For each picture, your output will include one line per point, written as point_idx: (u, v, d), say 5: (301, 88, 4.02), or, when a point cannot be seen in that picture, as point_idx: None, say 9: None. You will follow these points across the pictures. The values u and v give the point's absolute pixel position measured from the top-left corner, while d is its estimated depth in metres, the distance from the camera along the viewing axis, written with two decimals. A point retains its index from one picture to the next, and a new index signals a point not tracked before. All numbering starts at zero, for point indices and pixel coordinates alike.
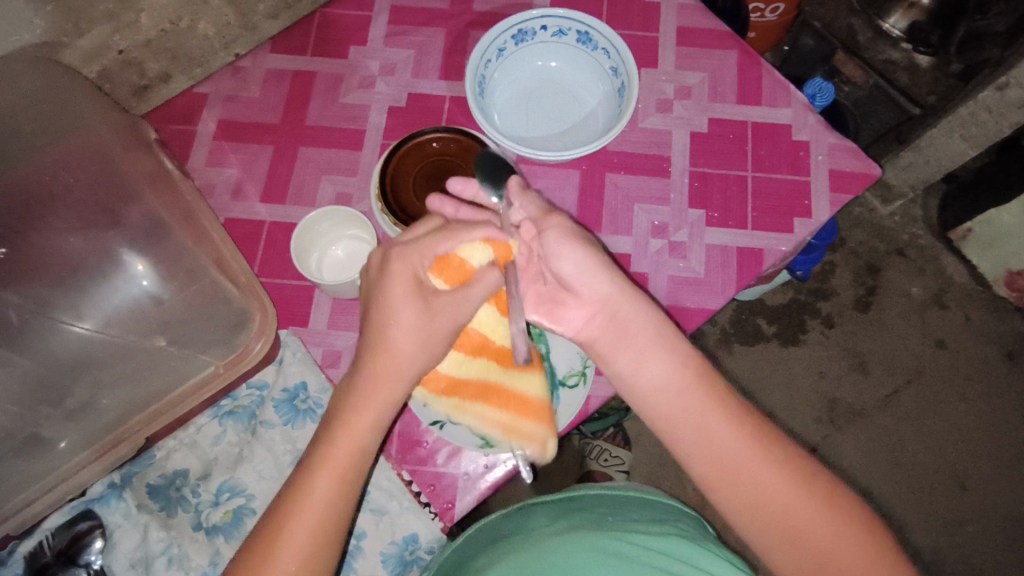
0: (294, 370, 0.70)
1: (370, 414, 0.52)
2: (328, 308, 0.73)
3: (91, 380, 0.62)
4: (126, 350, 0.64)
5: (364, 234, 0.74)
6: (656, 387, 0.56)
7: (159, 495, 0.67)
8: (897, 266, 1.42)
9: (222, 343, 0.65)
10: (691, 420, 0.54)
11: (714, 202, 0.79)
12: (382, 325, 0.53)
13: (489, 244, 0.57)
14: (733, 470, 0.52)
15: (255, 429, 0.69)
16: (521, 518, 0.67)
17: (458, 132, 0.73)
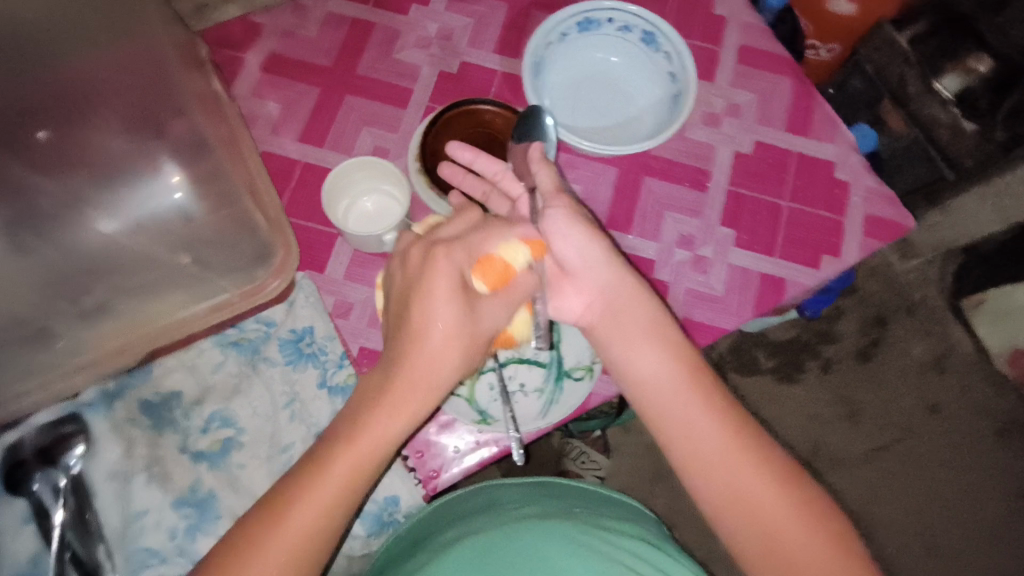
0: (304, 313, 0.70)
1: (394, 426, 0.50)
2: (347, 258, 0.74)
3: (111, 284, 0.63)
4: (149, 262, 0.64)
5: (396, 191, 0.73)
6: (647, 376, 0.57)
7: (151, 412, 0.67)
8: (903, 324, 1.43)
9: (241, 272, 0.66)
10: (664, 414, 0.56)
11: (745, 224, 0.79)
12: (422, 319, 0.51)
13: (527, 243, 0.56)
14: (711, 469, 0.53)
15: (256, 364, 0.69)
16: (488, 497, 0.68)
17: (508, 108, 0.73)
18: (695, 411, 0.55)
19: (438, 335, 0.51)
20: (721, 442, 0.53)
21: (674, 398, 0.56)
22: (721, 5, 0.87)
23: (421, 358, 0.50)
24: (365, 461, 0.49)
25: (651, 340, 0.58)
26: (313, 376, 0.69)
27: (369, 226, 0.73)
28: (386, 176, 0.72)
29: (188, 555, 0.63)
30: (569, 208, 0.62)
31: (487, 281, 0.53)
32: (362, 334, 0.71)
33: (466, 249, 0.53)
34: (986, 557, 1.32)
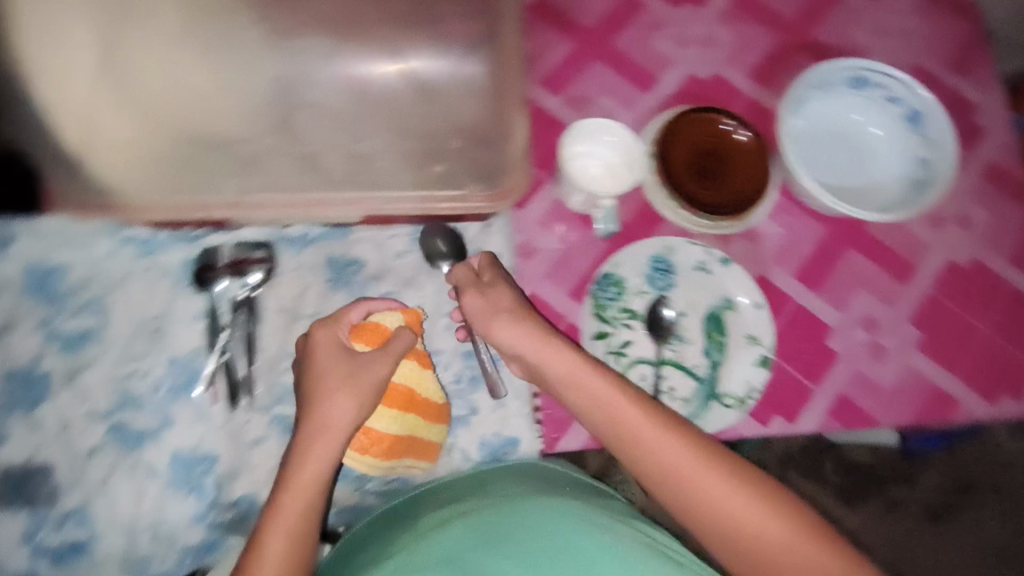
0: (496, 240, 0.73)
1: (324, 448, 0.56)
2: (547, 207, 0.75)
3: (390, 155, 0.71)
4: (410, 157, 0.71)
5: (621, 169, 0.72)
6: (582, 384, 0.59)
7: (333, 268, 0.69)
8: (986, 501, 1.31)
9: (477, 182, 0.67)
10: (658, 471, 0.54)
11: (933, 332, 0.76)
12: (313, 386, 0.58)
13: (403, 311, 0.64)
14: (697, 506, 0.52)
15: (436, 266, 0.71)
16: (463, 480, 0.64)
17: (762, 143, 0.73)
18: (672, 450, 0.54)
19: (375, 371, 0.59)
20: (693, 472, 0.53)
21: (654, 447, 0.54)
22: (986, 114, 0.84)
23: (322, 437, 0.56)
24: (321, 482, 0.55)
25: (628, 403, 0.57)
26: None
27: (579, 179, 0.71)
28: (626, 149, 0.72)
29: None
30: (487, 259, 0.68)
31: (365, 344, 0.61)
32: (538, 281, 0.73)
33: (389, 316, 0.63)
34: None
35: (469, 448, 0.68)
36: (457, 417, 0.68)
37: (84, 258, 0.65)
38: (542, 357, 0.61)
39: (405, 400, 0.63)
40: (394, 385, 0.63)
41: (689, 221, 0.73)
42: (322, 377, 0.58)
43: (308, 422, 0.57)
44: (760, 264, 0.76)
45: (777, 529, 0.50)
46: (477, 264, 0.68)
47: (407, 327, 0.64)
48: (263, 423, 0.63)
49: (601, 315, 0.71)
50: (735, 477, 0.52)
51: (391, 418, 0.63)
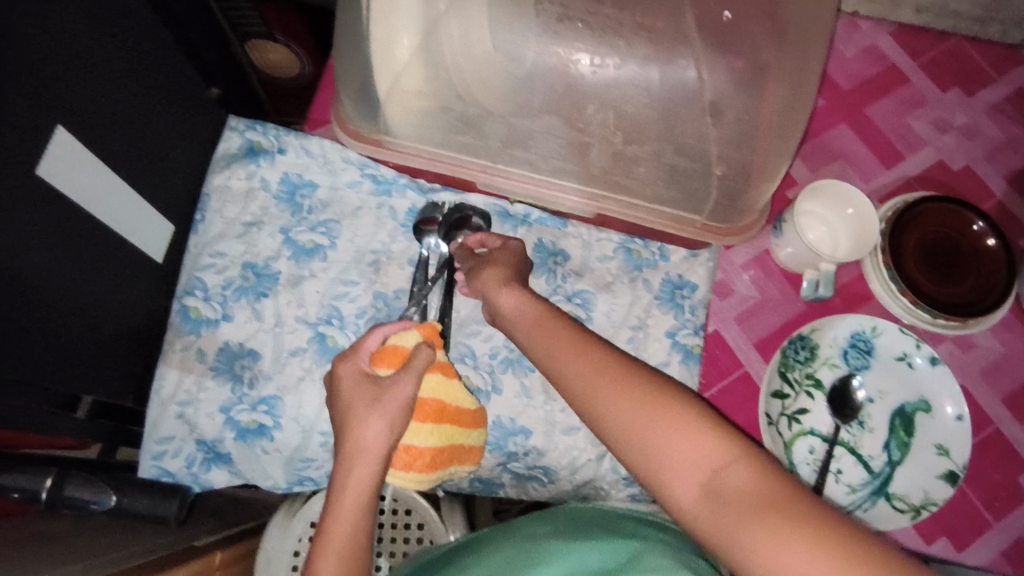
0: (699, 271, 0.72)
1: (366, 471, 0.50)
2: (755, 252, 0.74)
3: (658, 150, 0.61)
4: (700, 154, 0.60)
5: (845, 241, 0.70)
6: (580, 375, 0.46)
7: (540, 252, 0.71)
8: None
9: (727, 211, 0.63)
10: (650, 461, 0.40)
11: None
12: (342, 415, 0.53)
13: (416, 327, 0.58)
14: (706, 502, 0.38)
15: (635, 279, 0.72)
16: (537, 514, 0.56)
17: (1009, 250, 0.69)
18: (656, 439, 0.40)
19: (400, 389, 0.53)
20: (683, 454, 0.39)
21: (599, 391, 0.45)
22: None
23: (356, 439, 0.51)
24: (361, 510, 0.50)
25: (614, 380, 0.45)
26: (668, 322, 0.71)
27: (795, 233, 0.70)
28: (857, 223, 0.70)
29: (494, 379, 0.68)
30: (497, 237, 0.64)
31: (386, 367, 0.55)
32: (725, 321, 0.72)
33: (410, 336, 0.56)
34: None
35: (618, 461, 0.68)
36: None
37: (330, 182, 0.72)
38: (564, 363, 0.48)
39: (439, 413, 0.57)
40: (426, 400, 0.56)
41: (908, 309, 0.70)
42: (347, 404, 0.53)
43: (348, 416, 0.52)
44: (966, 374, 0.71)
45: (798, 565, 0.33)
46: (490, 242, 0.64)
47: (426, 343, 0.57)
48: None
49: (785, 374, 0.68)
50: (748, 478, 0.37)
51: (435, 435, 0.56)
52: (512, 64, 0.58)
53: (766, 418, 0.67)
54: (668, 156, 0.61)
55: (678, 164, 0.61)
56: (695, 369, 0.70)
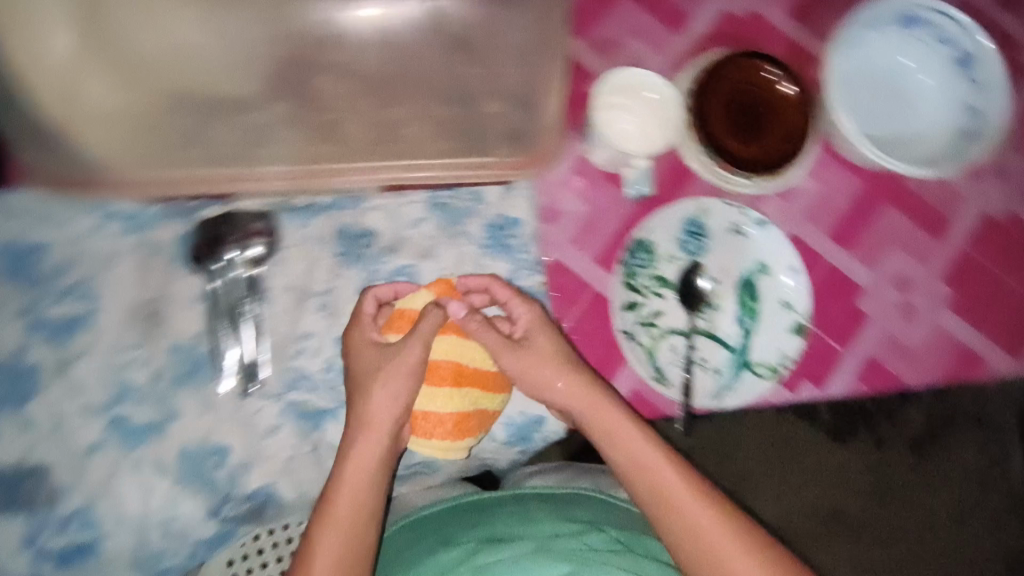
0: (518, 205, 0.67)
1: (342, 505, 0.53)
2: (572, 165, 0.69)
3: (414, 106, 0.64)
4: (460, 100, 0.64)
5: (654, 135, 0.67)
6: (519, 368, 0.60)
7: (345, 241, 0.64)
8: None
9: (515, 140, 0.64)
10: (637, 462, 0.56)
11: (966, 290, 0.74)
12: (363, 398, 0.57)
13: (428, 286, 0.61)
14: (659, 494, 0.55)
15: (454, 235, 0.66)
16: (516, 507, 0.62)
17: (801, 90, 0.68)
18: (643, 448, 0.56)
19: (377, 400, 0.57)
20: (671, 482, 0.55)
21: (549, 379, 0.60)
22: None
23: (372, 443, 0.56)
24: (362, 503, 0.53)
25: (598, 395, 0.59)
26: (504, 268, 0.67)
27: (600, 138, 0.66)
28: (660, 114, 0.67)
29: (338, 393, 0.62)
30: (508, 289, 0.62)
31: (398, 331, 0.60)
32: (562, 247, 0.67)
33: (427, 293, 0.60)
34: None
35: None
36: None
37: (63, 235, 0.62)
38: (575, 399, 0.60)
39: (451, 376, 0.59)
40: (438, 364, 0.59)
41: (723, 181, 0.68)
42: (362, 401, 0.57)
43: (344, 455, 0.56)
44: (793, 222, 0.72)
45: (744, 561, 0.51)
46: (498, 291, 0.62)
47: (440, 297, 0.60)
48: (276, 412, 0.60)
49: (631, 284, 0.67)
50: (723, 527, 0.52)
51: (454, 399, 0.60)
52: (233, 46, 0.64)
53: (624, 334, 0.67)
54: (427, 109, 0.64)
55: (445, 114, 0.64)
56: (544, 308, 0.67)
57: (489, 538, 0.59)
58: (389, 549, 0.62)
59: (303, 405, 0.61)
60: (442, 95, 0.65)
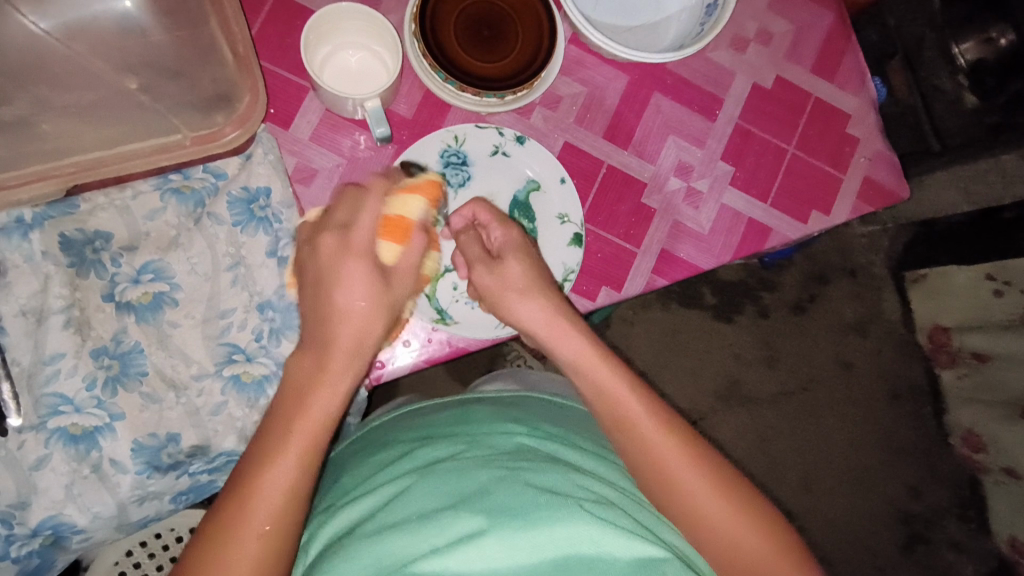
0: (261, 172, 0.63)
1: (285, 467, 0.46)
2: (317, 118, 0.65)
3: (35, 96, 0.51)
4: (96, 82, 0.52)
5: (388, 60, 0.63)
6: (528, 291, 0.58)
7: (72, 250, 0.59)
8: (841, 284, 1.54)
9: (195, 110, 0.52)
10: (586, 380, 0.57)
11: (746, 163, 0.75)
12: (320, 354, 0.49)
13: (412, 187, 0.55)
14: (609, 407, 0.55)
15: (200, 219, 0.62)
16: (457, 415, 0.63)
17: None
18: (571, 345, 0.58)
19: (349, 299, 0.50)
20: (627, 402, 0.55)
21: (527, 296, 0.58)
22: None
23: (352, 328, 0.50)
24: (306, 452, 0.47)
25: (524, 295, 0.58)
26: (263, 242, 0.63)
27: (326, 81, 0.62)
28: (384, 36, 0.62)
29: (108, 409, 0.58)
30: (489, 210, 0.61)
31: (394, 241, 0.52)
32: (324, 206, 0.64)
33: (377, 203, 0.52)
34: (856, 496, 1.53)
35: None
36: (262, 377, 0.61)
37: None
38: (552, 329, 0.58)
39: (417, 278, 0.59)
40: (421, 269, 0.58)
41: (474, 104, 0.67)
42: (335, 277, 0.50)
43: (313, 386, 0.48)
44: (564, 129, 0.71)
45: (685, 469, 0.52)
46: (484, 218, 0.62)
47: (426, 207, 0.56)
48: (40, 441, 0.57)
49: None
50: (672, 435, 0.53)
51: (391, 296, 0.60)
52: None
53: None
54: (54, 97, 0.51)
55: (82, 98, 0.52)
56: None
57: (424, 439, 0.60)
58: (337, 462, 0.65)
59: (70, 430, 0.58)
60: (69, 74, 0.51)
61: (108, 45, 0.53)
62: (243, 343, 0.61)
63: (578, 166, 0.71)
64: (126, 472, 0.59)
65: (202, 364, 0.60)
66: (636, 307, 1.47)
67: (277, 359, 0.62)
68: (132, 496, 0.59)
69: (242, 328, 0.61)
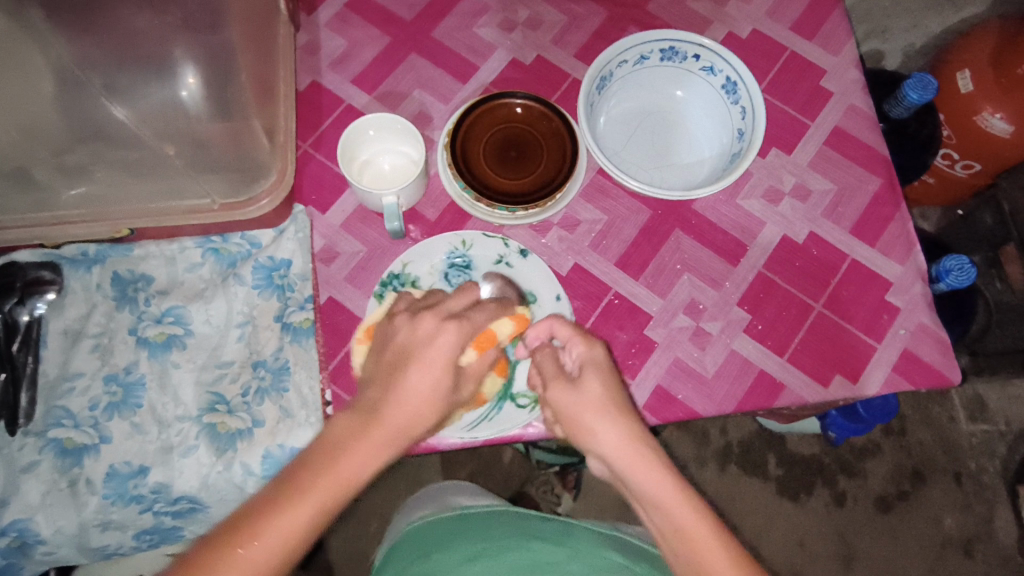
0: (288, 246, 0.70)
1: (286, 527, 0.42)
2: (350, 209, 0.72)
3: (93, 150, 0.57)
4: (139, 147, 0.58)
5: (416, 157, 0.71)
6: (597, 421, 0.52)
7: (119, 286, 0.68)
8: (943, 486, 1.32)
9: (229, 181, 0.60)
10: (648, 502, 0.50)
11: (765, 313, 0.71)
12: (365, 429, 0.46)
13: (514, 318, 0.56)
14: (684, 542, 0.47)
15: (227, 278, 0.69)
16: (519, 523, 0.68)
17: (553, 111, 0.70)
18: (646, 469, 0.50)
19: (417, 380, 0.49)
20: (707, 545, 0.46)
21: (592, 421, 0.52)
22: (833, 79, 0.79)
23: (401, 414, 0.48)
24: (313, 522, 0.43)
25: (613, 418, 0.52)
26: (274, 307, 0.69)
27: (360, 181, 0.69)
28: (415, 138, 0.69)
29: (99, 429, 0.64)
30: (571, 328, 0.59)
31: (477, 350, 0.54)
32: (336, 285, 0.70)
33: (485, 313, 0.54)
34: None
35: (251, 462, 0.64)
36: (238, 431, 0.65)
37: None
38: (620, 454, 0.51)
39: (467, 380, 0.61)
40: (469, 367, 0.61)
41: (487, 215, 0.71)
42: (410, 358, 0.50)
43: (357, 439, 0.46)
44: (577, 251, 0.72)
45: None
46: (560, 333, 0.60)
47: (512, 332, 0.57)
48: (38, 447, 0.64)
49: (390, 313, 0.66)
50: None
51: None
52: None
53: None
54: (107, 153, 0.58)
55: (128, 156, 0.58)
56: (311, 344, 0.67)
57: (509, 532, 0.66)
58: (420, 535, 0.68)
59: (63, 442, 0.64)
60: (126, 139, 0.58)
61: (168, 121, 0.59)
62: (229, 395, 0.66)
63: (584, 288, 0.71)
64: (95, 493, 0.63)
65: (187, 407, 0.66)
66: (689, 460, 1.33)
67: (256, 416, 0.65)
68: (95, 518, 0.63)
69: (234, 380, 0.66)
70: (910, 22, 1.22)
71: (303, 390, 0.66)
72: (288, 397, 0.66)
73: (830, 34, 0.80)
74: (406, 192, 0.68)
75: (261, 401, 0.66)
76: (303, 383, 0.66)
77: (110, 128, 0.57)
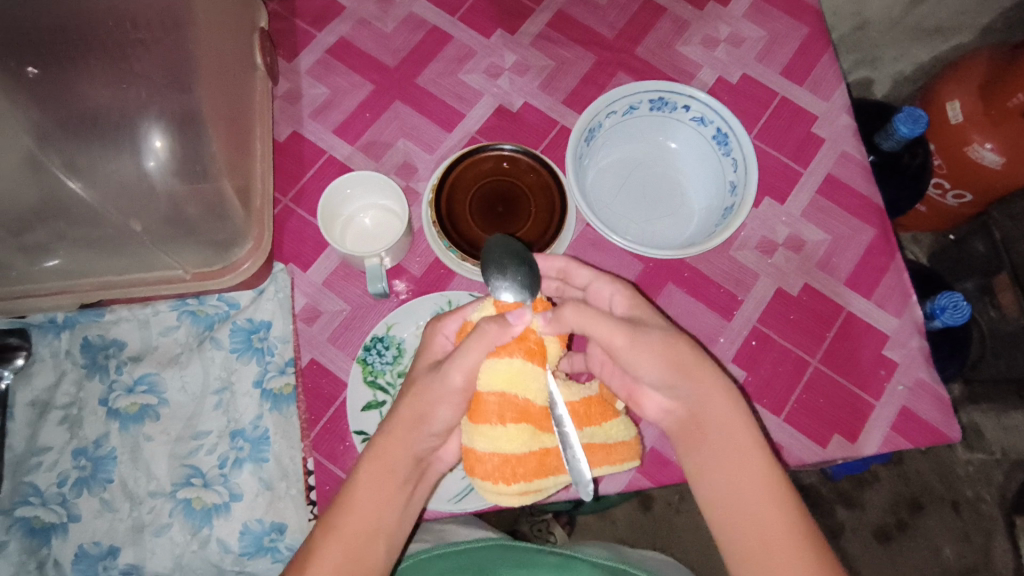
0: (268, 307, 0.67)
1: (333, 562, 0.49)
2: (332, 267, 0.69)
3: (56, 230, 0.55)
4: (101, 222, 0.56)
5: (399, 211, 0.68)
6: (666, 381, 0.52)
7: (90, 352, 0.66)
8: (942, 516, 1.28)
9: (202, 253, 0.60)
10: (710, 454, 0.51)
11: (761, 370, 0.69)
12: (389, 448, 0.52)
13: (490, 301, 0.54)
14: (737, 494, 0.50)
15: (204, 341, 0.67)
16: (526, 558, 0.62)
17: (542, 164, 0.68)
18: (717, 403, 0.52)
19: (422, 399, 0.51)
20: (755, 492, 0.49)
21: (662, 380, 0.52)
22: (824, 125, 0.77)
23: (405, 433, 0.52)
24: (349, 554, 0.50)
25: (685, 373, 0.51)
26: (253, 372, 0.66)
27: (342, 241, 0.67)
28: (397, 195, 0.67)
29: (68, 507, 0.62)
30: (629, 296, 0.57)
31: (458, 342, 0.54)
32: (318, 346, 0.66)
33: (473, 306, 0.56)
34: None
35: (228, 539, 0.61)
36: (213, 506, 0.62)
37: None
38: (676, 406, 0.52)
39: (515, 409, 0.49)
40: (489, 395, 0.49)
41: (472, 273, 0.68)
42: (426, 399, 0.51)
43: (377, 473, 0.51)
44: None
45: (790, 534, 0.48)
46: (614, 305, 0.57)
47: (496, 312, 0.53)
48: (4, 527, 0.61)
49: (373, 382, 0.63)
50: (783, 507, 0.49)
51: (498, 441, 0.49)
52: None
53: (361, 435, 0.61)
54: (70, 231, 0.55)
55: (91, 234, 0.56)
56: (291, 412, 0.65)
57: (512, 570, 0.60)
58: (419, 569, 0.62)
59: (31, 521, 0.61)
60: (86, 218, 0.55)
61: (134, 197, 0.56)
62: (205, 468, 0.63)
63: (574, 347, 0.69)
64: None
65: (160, 481, 0.63)
66: None
67: (233, 488, 0.62)
68: None
69: (209, 452, 0.64)
70: (899, 50, 1.18)
71: (282, 461, 0.63)
72: (267, 467, 0.63)
73: (820, 78, 0.79)
74: (390, 251, 0.65)
75: (239, 472, 0.63)
76: (283, 453, 0.63)
77: (71, 203, 0.54)
